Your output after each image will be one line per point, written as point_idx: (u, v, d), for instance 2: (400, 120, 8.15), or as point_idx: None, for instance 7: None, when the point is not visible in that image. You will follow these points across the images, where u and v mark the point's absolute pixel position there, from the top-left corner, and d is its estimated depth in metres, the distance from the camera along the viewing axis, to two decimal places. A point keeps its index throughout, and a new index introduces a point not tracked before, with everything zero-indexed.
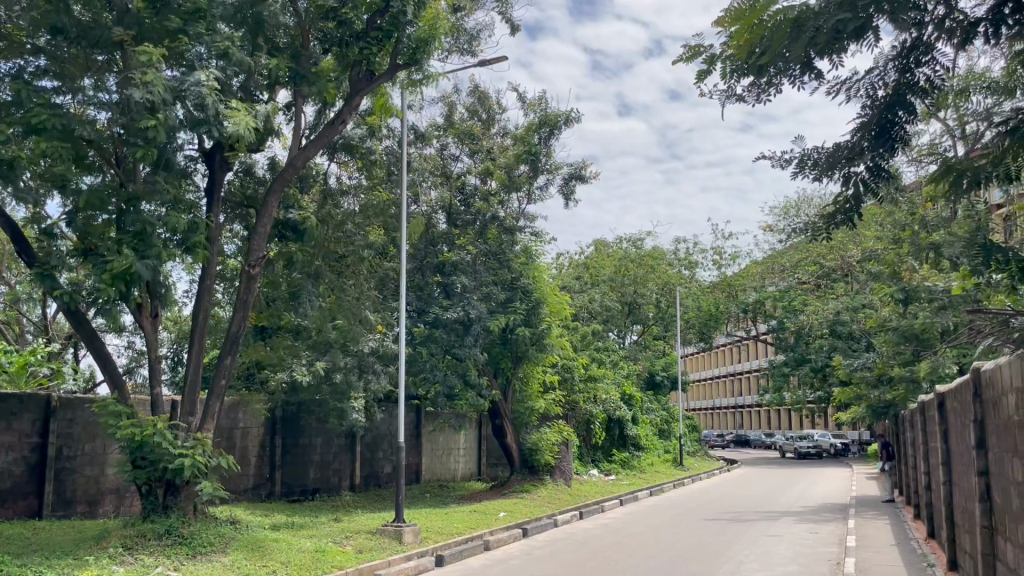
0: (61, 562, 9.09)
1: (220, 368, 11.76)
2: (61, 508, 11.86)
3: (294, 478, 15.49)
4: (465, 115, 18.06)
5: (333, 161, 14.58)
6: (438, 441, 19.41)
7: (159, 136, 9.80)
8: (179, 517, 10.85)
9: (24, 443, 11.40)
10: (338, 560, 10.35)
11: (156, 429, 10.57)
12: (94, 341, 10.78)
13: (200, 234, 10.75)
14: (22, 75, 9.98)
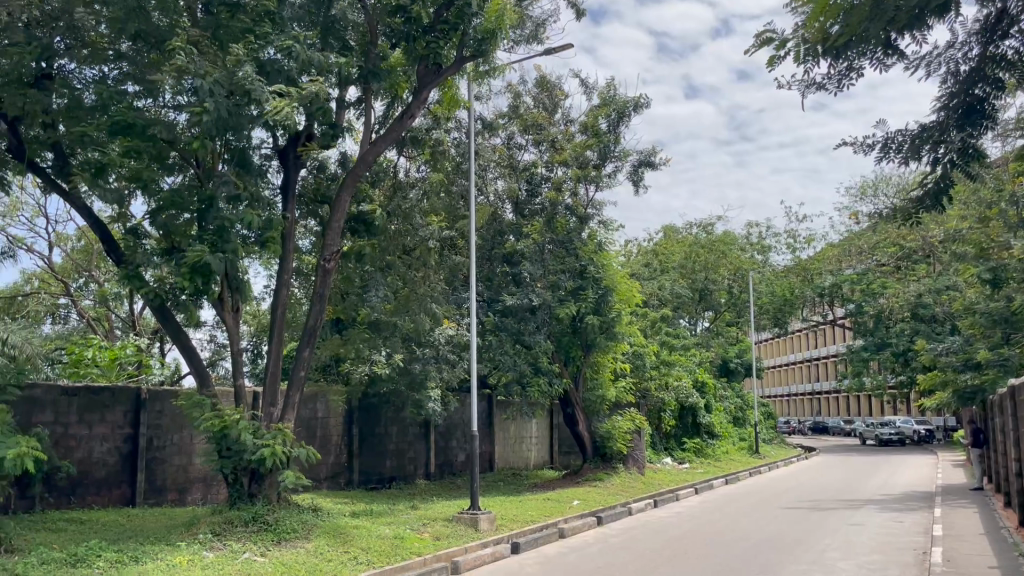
0: (156, 546, 9.59)
1: (299, 360, 12.06)
2: (153, 495, 12.39)
3: (371, 466, 15.81)
4: (531, 105, 17.99)
5: (402, 154, 14.78)
6: (510, 430, 19.54)
7: (208, 126, 9.89)
8: (264, 504, 11.22)
9: (117, 434, 11.96)
10: (416, 547, 10.57)
11: (239, 421, 10.91)
12: (181, 336, 11.19)
13: (276, 230, 11.00)
14: (106, 81, 10.47)
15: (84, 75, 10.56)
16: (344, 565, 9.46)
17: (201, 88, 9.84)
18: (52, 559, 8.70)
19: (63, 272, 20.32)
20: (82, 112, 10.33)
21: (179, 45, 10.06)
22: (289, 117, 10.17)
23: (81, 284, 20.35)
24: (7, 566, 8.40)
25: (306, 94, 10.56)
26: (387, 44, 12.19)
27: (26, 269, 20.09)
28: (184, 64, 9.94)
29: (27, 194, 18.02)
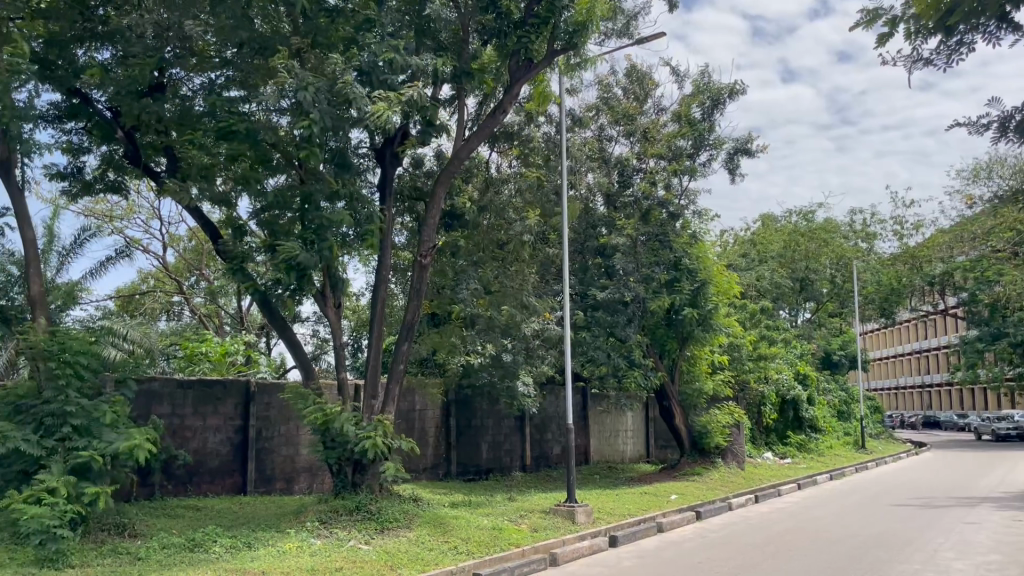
0: (267, 533, 10.03)
1: (399, 354, 12.35)
2: (264, 484, 12.94)
3: (469, 458, 16.05)
4: (622, 96, 17.81)
5: (494, 150, 14.90)
6: (606, 423, 19.48)
7: (313, 135, 10.24)
8: (367, 494, 11.54)
9: (229, 425, 12.57)
10: (515, 538, 10.69)
11: (342, 413, 11.23)
12: (285, 329, 11.63)
13: (376, 226, 11.35)
14: (213, 88, 10.94)
15: (193, 83, 11.13)
16: (444, 555, 9.66)
17: (301, 94, 10.20)
18: (172, 544, 9.23)
19: (176, 271, 21.39)
20: (193, 119, 10.84)
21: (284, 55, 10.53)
22: (388, 120, 10.37)
23: (193, 282, 21.38)
24: (132, 550, 8.97)
25: (405, 99, 10.73)
26: (480, 41, 12.40)
27: (143, 268, 21.24)
28: (288, 74, 10.32)
29: (142, 198, 19.03)
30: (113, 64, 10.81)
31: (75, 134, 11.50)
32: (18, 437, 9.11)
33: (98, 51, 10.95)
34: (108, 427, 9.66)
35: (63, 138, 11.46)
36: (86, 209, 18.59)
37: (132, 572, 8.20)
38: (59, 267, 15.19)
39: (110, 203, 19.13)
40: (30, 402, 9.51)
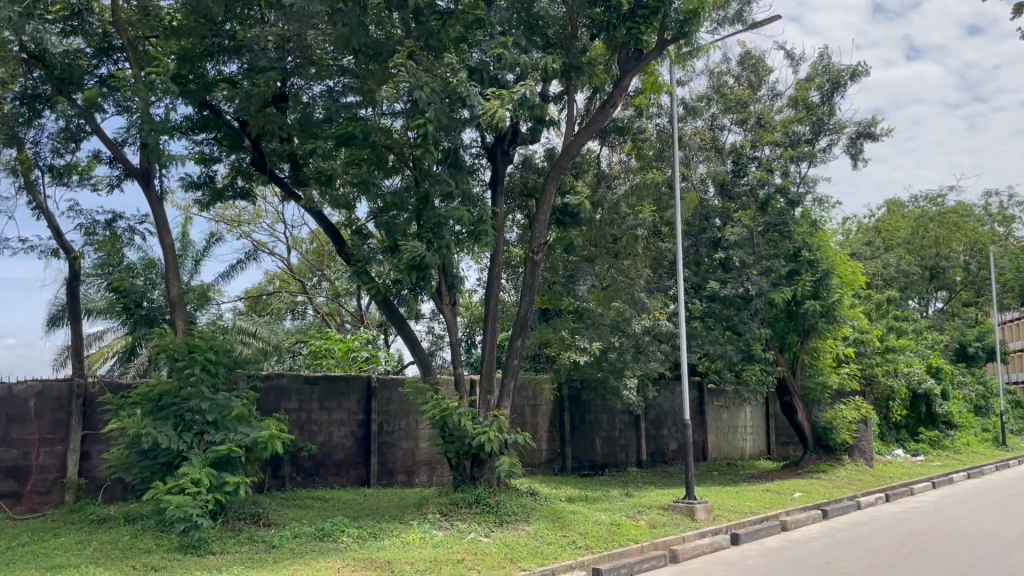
0: (391, 525, 10.35)
1: (513, 349, 12.45)
2: (386, 477, 13.35)
3: (584, 453, 16.08)
4: (735, 84, 17.35)
5: (604, 144, 14.71)
6: (723, 419, 19.07)
7: (431, 133, 10.43)
8: (486, 488, 11.70)
9: (352, 420, 13.04)
10: (633, 534, 10.64)
11: (459, 408, 11.42)
12: (404, 325, 11.96)
13: (488, 225, 11.22)
14: (332, 95, 11.34)
15: (314, 91, 11.56)
16: (564, 549, 9.71)
17: (416, 96, 10.42)
18: (303, 533, 9.67)
19: (299, 272, 22.27)
20: (313, 125, 11.27)
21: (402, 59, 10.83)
22: (502, 119, 10.43)
23: (315, 282, 22.23)
24: (266, 538, 9.45)
25: (517, 96, 10.78)
26: (589, 35, 12.40)
27: (269, 270, 22.24)
28: (405, 77, 10.59)
29: (267, 203, 19.93)
30: (240, 77, 11.38)
31: (206, 145, 12.16)
32: (161, 432, 9.73)
33: (226, 64, 11.54)
34: (242, 422, 10.19)
35: (195, 149, 12.15)
36: (216, 215, 19.61)
37: (268, 559, 8.65)
38: (194, 271, 16.11)
39: (238, 208, 20.12)
40: (170, 400, 10.09)
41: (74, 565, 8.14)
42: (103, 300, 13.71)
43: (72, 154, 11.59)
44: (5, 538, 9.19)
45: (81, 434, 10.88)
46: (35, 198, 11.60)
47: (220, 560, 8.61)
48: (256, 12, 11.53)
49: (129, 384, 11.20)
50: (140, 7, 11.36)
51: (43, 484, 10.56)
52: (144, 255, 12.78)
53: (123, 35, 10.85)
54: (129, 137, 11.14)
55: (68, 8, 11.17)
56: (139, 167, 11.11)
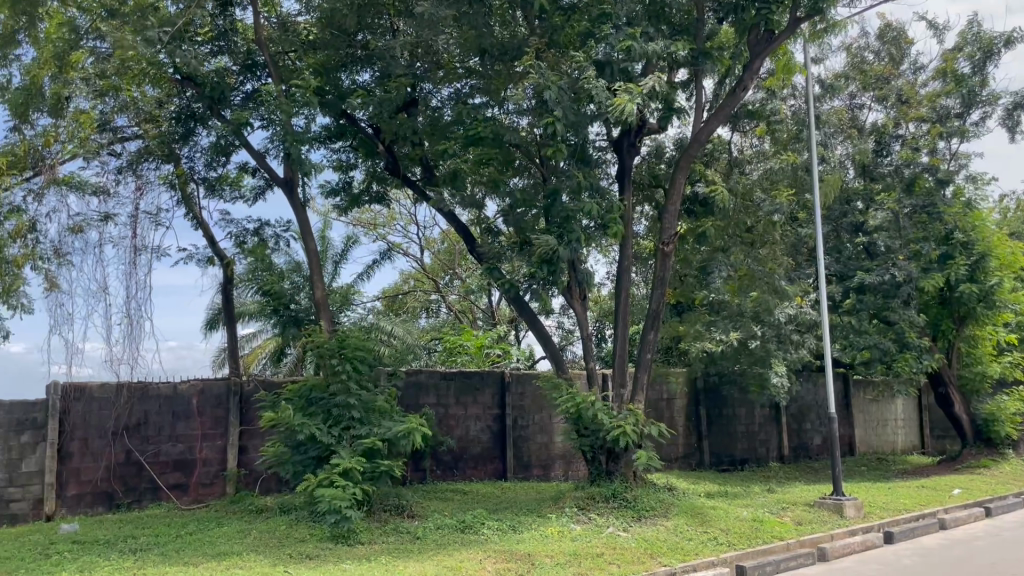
0: (530, 518, 10.48)
1: (645, 343, 12.28)
2: (522, 471, 13.52)
3: (723, 448, 15.73)
4: (875, 60, 16.55)
5: (736, 130, 14.26)
6: (872, 412, 18.17)
7: (558, 132, 10.47)
8: (623, 482, 11.62)
9: (488, 414, 13.29)
10: (778, 531, 10.32)
11: (593, 402, 11.37)
12: (535, 321, 12.06)
13: (617, 217, 11.16)
14: (460, 98, 11.55)
15: (442, 95, 11.81)
16: (705, 545, 9.54)
17: (543, 94, 10.46)
18: (445, 525, 9.94)
19: (432, 271, 22.88)
20: (442, 128, 11.50)
21: (534, 59, 10.86)
22: (631, 113, 10.31)
23: (448, 281, 22.79)
24: (410, 530, 9.76)
25: (645, 89, 10.65)
26: (716, 19, 12.05)
27: (404, 270, 22.94)
28: (532, 77, 10.64)
29: (401, 206, 20.59)
30: (373, 85, 11.79)
31: (343, 153, 12.70)
32: (311, 426, 10.24)
33: (359, 74, 11.96)
34: (384, 416, 10.59)
35: (333, 157, 12.72)
36: (354, 219, 20.45)
37: (412, 550, 8.93)
38: (335, 273, 16.85)
39: (373, 212, 20.90)
40: (319, 395, 10.66)
41: (236, 552, 8.69)
42: (254, 302, 14.55)
43: (223, 167, 12.34)
44: (177, 526, 9.93)
45: (239, 429, 11.61)
46: (192, 210, 12.43)
47: (368, 549, 8.97)
48: (385, 20, 11.93)
49: (280, 382, 11.85)
50: (280, 23, 12.13)
51: (207, 477, 11.34)
52: (289, 259, 13.47)
53: (265, 52, 11.48)
54: (273, 149, 11.77)
55: (215, 29, 11.91)
56: (283, 177, 11.73)
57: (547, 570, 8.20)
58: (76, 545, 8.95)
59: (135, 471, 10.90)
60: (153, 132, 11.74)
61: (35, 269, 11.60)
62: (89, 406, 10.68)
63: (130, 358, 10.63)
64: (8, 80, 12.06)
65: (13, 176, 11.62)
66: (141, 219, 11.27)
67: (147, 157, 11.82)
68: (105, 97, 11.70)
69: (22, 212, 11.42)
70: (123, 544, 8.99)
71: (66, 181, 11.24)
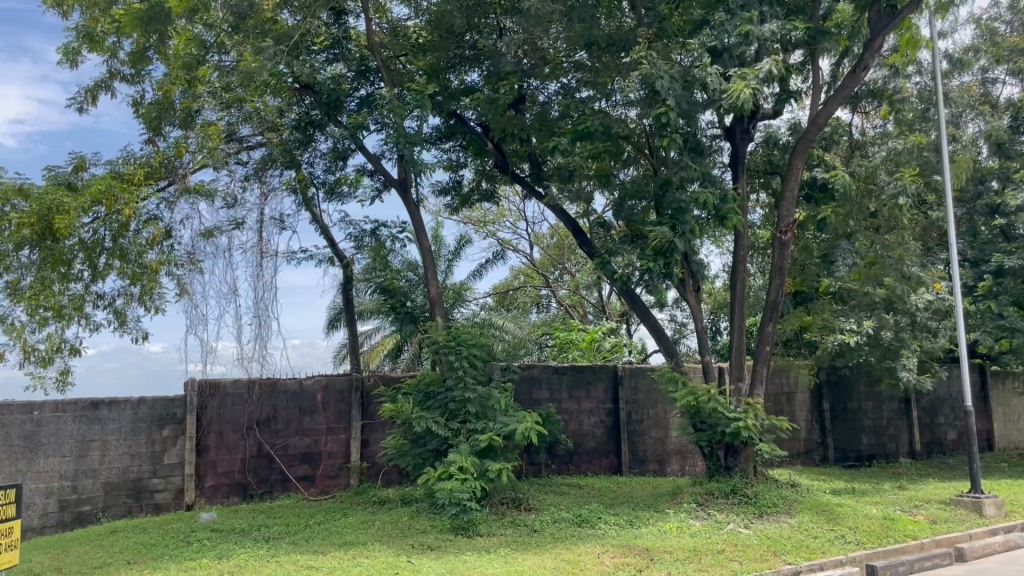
0: (647, 513, 10.39)
1: (764, 336, 11.93)
2: (638, 465, 13.41)
3: (848, 443, 15.14)
4: (1007, 31, 15.55)
5: (856, 112, 13.63)
6: (1011, 404, 17.10)
7: (671, 122, 10.31)
8: (743, 478, 11.34)
9: (601, 408, 13.26)
10: (911, 530, 9.86)
11: (711, 396, 11.14)
12: (648, 315, 11.92)
13: (733, 207, 10.83)
14: (568, 93, 11.49)
15: (548, 90, 11.82)
16: (832, 544, 9.20)
17: (653, 84, 10.33)
18: (562, 519, 9.97)
19: (542, 266, 22.93)
20: (550, 123, 11.50)
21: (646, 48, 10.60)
22: (746, 99, 10.05)
23: (557, 276, 22.82)
24: (528, 523, 9.85)
25: (761, 74, 10.36)
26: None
27: (514, 266, 23.10)
28: (643, 68, 10.46)
29: (510, 203, 20.75)
30: (482, 84, 11.94)
31: (453, 152, 12.92)
32: (429, 420, 10.52)
33: (467, 74, 12.17)
34: (500, 411, 10.71)
35: (444, 157, 12.95)
36: (465, 218, 20.73)
37: (530, 543, 9.00)
38: (448, 271, 17.19)
39: (483, 210, 21.12)
40: (436, 390, 10.88)
41: (361, 542, 9.00)
42: (372, 301, 15.00)
43: (341, 170, 12.79)
44: (305, 516, 10.37)
45: (361, 424, 12.02)
46: (312, 213, 12.92)
47: (488, 542, 9.11)
48: (492, 20, 12.01)
49: (399, 377, 12.17)
50: (390, 29, 12.45)
51: (333, 469, 11.80)
52: (404, 258, 13.83)
53: (377, 57, 11.72)
54: (387, 151, 12.09)
55: (331, 38, 12.29)
56: (398, 178, 12.03)
57: (667, 566, 8.10)
58: (214, 533, 9.47)
59: (267, 463, 11.43)
60: (276, 140, 12.23)
61: (171, 274, 12.30)
62: (222, 402, 11.27)
63: (260, 356, 11.14)
64: (141, 96, 12.86)
65: (148, 186, 12.14)
66: (267, 225, 11.80)
67: (271, 164, 12.32)
68: (231, 108, 12.15)
69: (158, 220, 12.15)
70: (256, 533, 9.45)
71: (197, 190, 11.89)
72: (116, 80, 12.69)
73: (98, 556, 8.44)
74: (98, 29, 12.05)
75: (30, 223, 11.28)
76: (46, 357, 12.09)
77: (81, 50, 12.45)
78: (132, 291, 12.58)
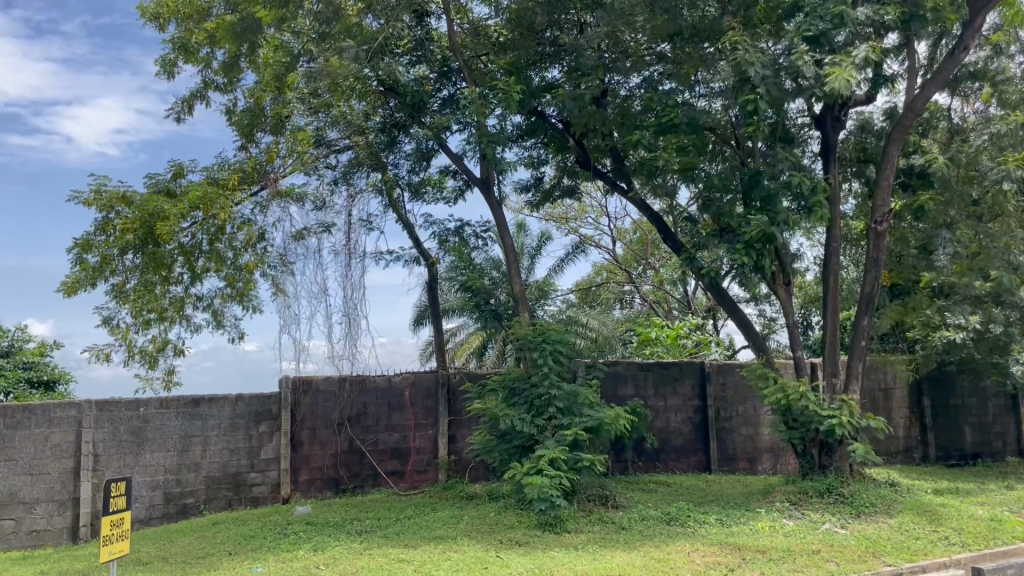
0: (739, 512, 10.19)
1: (859, 330, 11.54)
2: (727, 463, 13.18)
3: (950, 441, 14.53)
4: None
5: (956, 95, 13.03)
6: None
7: (759, 109, 10.13)
8: (838, 477, 11.02)
9: (689, 405, 13.08)
10: (1021, 532, 9.39)
11: (803, 392, 10.84)
12: (736, 309, 11.68)
13: (825, 196, 10.53)
14: (651, 86, 11.38)
15: (631, 84, 11.69)
16: (935, 545, 8.84)
17: (744, 70, 10.14)
18: (651, 517, 9.88)
19: (625, 261, 22.75)
20: (633, 118, 11.43)
21: (736, 37, 10.40)
22: (844, 84, 9.74)
23: (641, 271, 22.60)
24: (616, 520, 9.80)
25: (857, 59, 10.05)
26: None
27: (597, 262, 22.98)
28: (732, 57, 10.25)
29: (591, 198, 20.68)
30: (563, 80, 11.90)
31: (535, 149, 12.96)
32: (515, 417, 10.57)
33: (548, 70, 12.14)
34: (586, 406, 10.69)
35: (525, 155, 13.02)
36: (547, 215, 20.76)
37: (619, 540, 8.95)
38: (531, 268, 17.24)
39: (565, 206, 21.10)
40: (522, 385, 10.93)
41: (451, 537, 9.12)
42: (456, 299, 15.19)
43: (425, 170, 12.96)
44: (396, 511, 10.57)
45: (448, 420, 12.19)
46: (398, 213, 13.14)
47: (576, 538, 9.10)
48: (572, 15, 11.98)
49: (485, 374, 12.30)
50: (471, 29, 12.55)
51: (421, 464, 11.99)
52: (488, 256, 13.94)
53: (458, 57, 11.87)
54: (470, 150, 12.21)
55: (413, 40, 12.49)
56: (480, 177, 12.11)
57: (761, 565, 7.94)
58: (310, 526, 9.76)
59: (358, 458, 11.69)
60: (362, 142, 12.46)
61: (265, 274, 12.72)
62: (315, 399, 11.60)
63: (350, 354, 11.43)
64: (234, 104, 13.36)
65: (243, 190, 12.59)
66: (355, 226, 12.07)
67: (358, 167, 12.60)
68: (318, 113, 12.38)
69: (251, 223, 12.56)
70: (349, 527, 9.69)
71: (288, 193, 12.26)
72: (210, 89, 13.22)
73: (202, 547, 8.81)
74: (193, 41, 12.58)
75: (134, 229, 11.85)
76: (151, 357, 12.67)
77: (177, 62, 13.00)
78: (228, 293, 13.06)
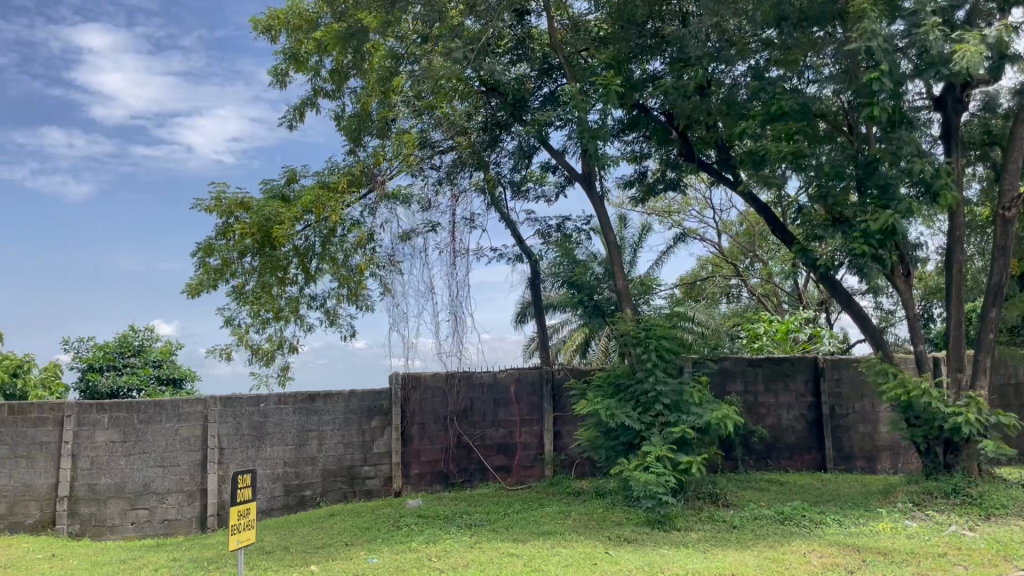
0: (857, 512, 9.83)
1: (986, 322, 10.92)
2: (844, 462, 12.72)
3: None
4: None
5: None
6: None
7: (884, 87, 9.65)
8: (965, 477, 10.47)
9: (802, 402, 12.71)
10: None
11: (926, 388, 10.34)
12: (851, 303, 11.26)
13: (948, 181, 10.04)
14: (758, 73, 11.02)
15: (738, 71, 11.33)
16: None
17: (868, 45, 9.63)
18: (763, 516, 9.65)
19: (731, 255, 22.25)
20: (738, 106, 11.12)
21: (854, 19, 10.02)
22: (975, 61, 9.24)
23: (748, 264, 22.05)
24: (727, 519, 9.62)
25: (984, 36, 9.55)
26: None
27: (702, 256, 22.56)
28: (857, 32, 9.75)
29: (695, 191, 20.31)
30: (665, 72, 11.74)
31: (636, 143, 12.87)
32: (622, 414, 10.46)
33: (649, 62, 11.94)
34: (694, 403, 10.49)
35: (627, 149, 12.94)
36: (649, 208, 20.55)
37: (730, 539, 8.80)
38: (633, 263, 17.10)
39: (668, 200, 20.82)
40: (627, 381, 10.85)
41: (559, 532, 9.17)
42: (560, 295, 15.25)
43: (527, 167, 13.03)
44: (504, 505, 10.70)
45: (553, 415, 12.24)
46: (501, 212, 13.29)
47: (686, 536, 8.99)
48: (675, 5, 11.82)
49: (590, 369, 12.30)
50: (571, 25, 12.53)
51: (527, 460, 12.09)
52: (590, 252, 13.94)
53: (559, 54, 11.89)
54: (570, 146, 12.22)
55: (513, 39, 12.57)
56: (582, 173, 12.11)
57: (882, 568, 7.64)
58: (421, 519, 10.00)
59: (465, 453, 11.91)
60: (464, 142, 12.72)
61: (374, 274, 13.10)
62: (424, 394, 11.87)
63: (457, 351, 11.66)
64: (342, 109, 13.80)
65: (352, 193, 13.01)
66: (458, 225, 12.29)
67: (461, 168, 12.81)
68: (423, 114, 12.85)
69: (361, 225, 12.95)
70: (459, 520, 9.88)
71: (395, 195, 12.60)
72: (320, 96, 13.70)
73: (320, 537, 9.17)
74: (303, 50, 13.08)
75: (252, 233, 12.43)
76: (269, 355, 13.26)
77: (289, 71, 13.55)
78: (340, 293, 13.53)
